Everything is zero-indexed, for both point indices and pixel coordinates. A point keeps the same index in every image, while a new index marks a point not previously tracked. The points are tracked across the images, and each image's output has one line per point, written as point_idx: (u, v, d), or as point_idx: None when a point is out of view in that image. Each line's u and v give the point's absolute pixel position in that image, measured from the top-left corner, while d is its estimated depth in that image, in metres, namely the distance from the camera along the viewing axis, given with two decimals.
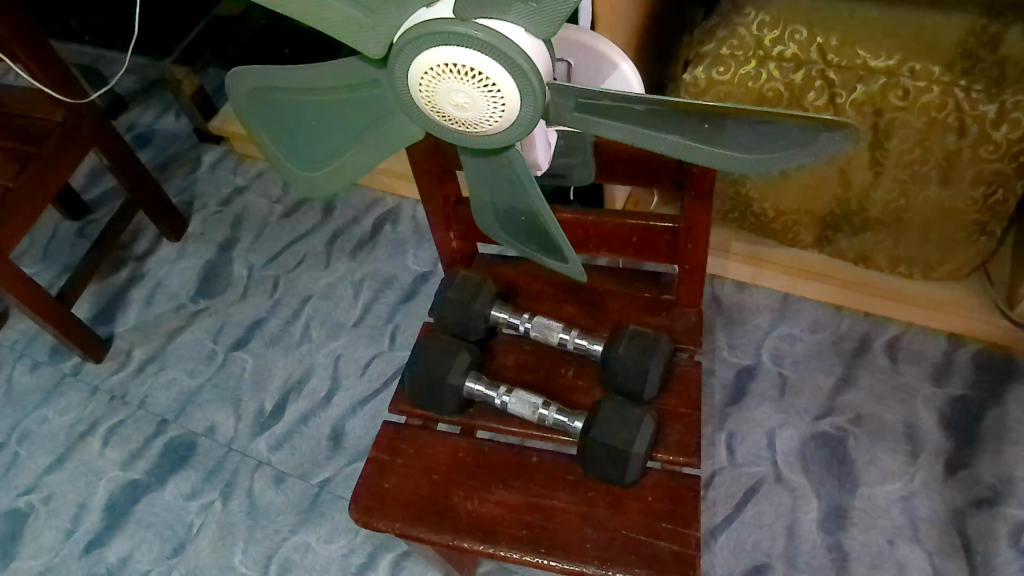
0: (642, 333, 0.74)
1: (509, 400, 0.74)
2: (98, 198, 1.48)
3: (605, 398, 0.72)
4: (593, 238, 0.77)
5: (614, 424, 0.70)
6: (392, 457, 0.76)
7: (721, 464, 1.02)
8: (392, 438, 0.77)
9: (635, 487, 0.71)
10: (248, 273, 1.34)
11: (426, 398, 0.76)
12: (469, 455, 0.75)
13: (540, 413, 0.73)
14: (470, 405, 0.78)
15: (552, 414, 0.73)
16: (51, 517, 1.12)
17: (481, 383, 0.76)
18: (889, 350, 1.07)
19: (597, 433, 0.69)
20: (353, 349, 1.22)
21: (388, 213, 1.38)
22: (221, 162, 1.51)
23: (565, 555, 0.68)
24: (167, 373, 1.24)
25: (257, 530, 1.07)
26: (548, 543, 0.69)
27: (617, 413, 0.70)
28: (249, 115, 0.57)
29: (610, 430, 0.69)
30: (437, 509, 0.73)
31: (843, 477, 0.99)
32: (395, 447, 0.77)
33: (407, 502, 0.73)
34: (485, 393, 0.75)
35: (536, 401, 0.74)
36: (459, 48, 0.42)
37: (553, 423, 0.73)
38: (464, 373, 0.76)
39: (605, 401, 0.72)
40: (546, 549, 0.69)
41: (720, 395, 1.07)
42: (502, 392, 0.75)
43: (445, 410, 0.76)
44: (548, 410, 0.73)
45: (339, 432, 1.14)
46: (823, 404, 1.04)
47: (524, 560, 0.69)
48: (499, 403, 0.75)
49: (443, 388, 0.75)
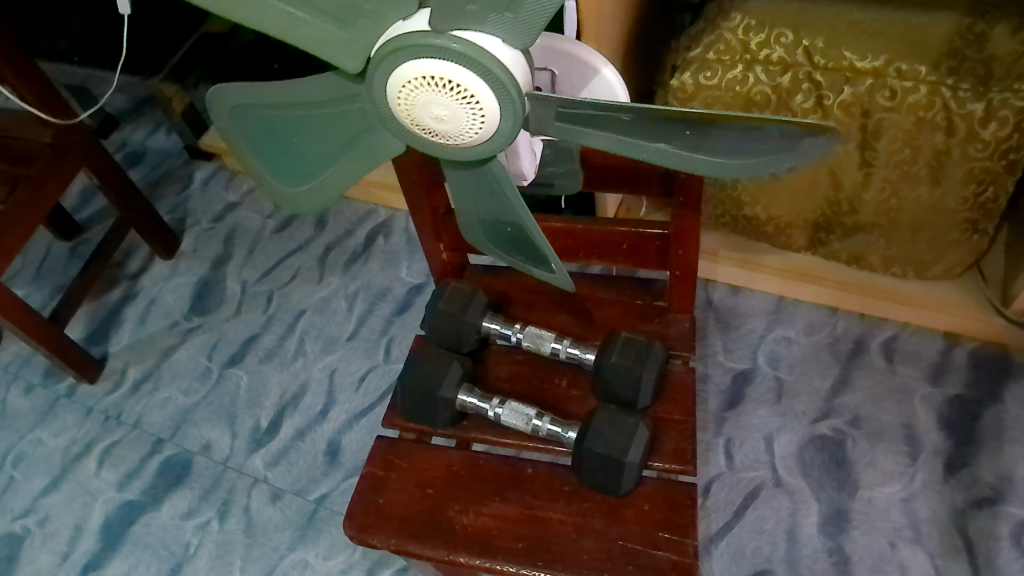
0: (634, 341, 0.74)
1: (502, 412, 0.74)
2: (90, 217, 1.48)
3: (598, 408, 0.72)
4: (583, 246, 0.77)
5: (608, 434, 0.69)
6: (388, 472, 0.75)
7: (719, 470, 1.01)
8: (387, 453, 0.76)
9: (631, 496, 0.71)
10: (241, 289, 1.34)
11: (416, 407, 0.75)
12: (464, 468, 0.75)
13: (533, 424, 0.73)
14: (463, 418, 0.77)
15: (545, 425, 0.73)
16: (47, 539, 1.11)
17: (473, 395, 0.75)
18: (885, 351, 1.07)
19: (591, 443, 0.69)
20: (349, 363, 1.22)
21: (381, 225, 1.38)
22: (213, 178, 1.51)
23: (563, 568, 0.68)
24: (163, 392, 1.24)
25: (255, 549, 1.06)
26: (545, 555, 0.69)
27: (611, 423, 0.70)
28: (232, 132, 0.56)
29: (605, 440, 0.69)
30: (433, 524, 0.72)
31: (842, 480, 0.98)
32: (389, 462, 0.76)
33: (402, 518, 0.72)
34: (476, 404, 0.75)
35: (529, 412, 0.73)
36: (436, 61, 0.42)
37: (547, 434, 0.73)
38: (456, 386, 0.75)
39: (598, 410, 0.71)
40: (543, 561, 0.68)
41: (715, 401, 1.07)
42: (494, 401, 0.75)
43: (439, 423, 0.76)
44: (542, 420, 0.73)
45: (335, 447, 1.13)
46: (820, 407, 1.04)
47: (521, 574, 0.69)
48: (492, 413, 0.74)
49: (433, 400, 0.74)
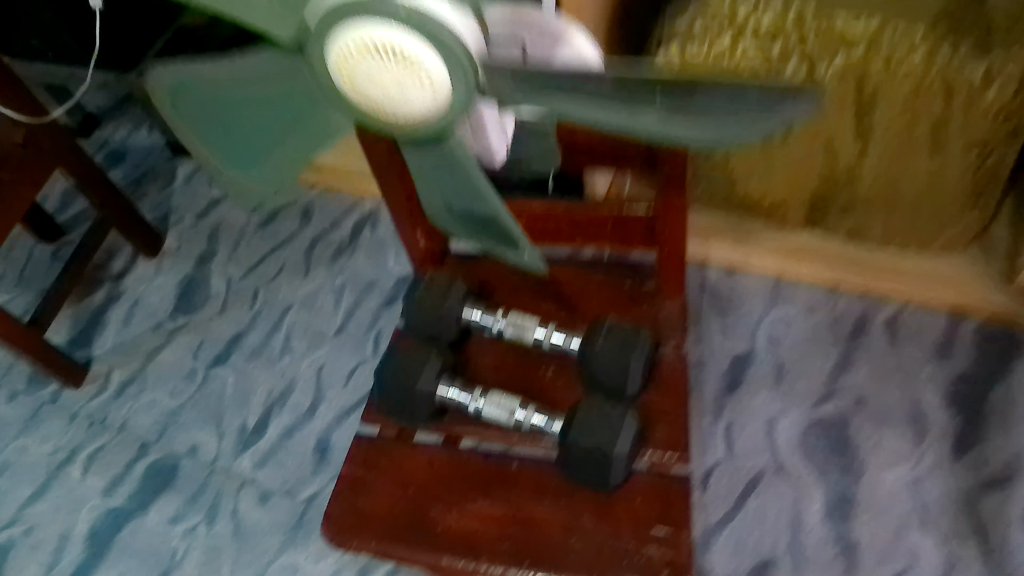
0: (620, 328, 0.70)
1: (484, 406, 0.71)
2: (72, 219, 1.44)
3: (584, 400, 0.68)
4: (567, 228, 0.74)
5: (593, 429, 0.66)
6: (366, 471, 0.72)
7: (719, 456, 0.98)
8: (365, 452, 0.73)
9: (622, 491, 0.67)
10: (226, 287, 1.30)
11: (393, 401, 0.72)
12: (446, 467, 0.71)
13: (516, 418, 0.69)
14: (444, 413, 0.73)
15: (528, 419, 0.69)
16: (33, 549, 1.08)
17: (453, 388, 0.72)
18: (888, 327, 1.03)
19: (576, 438, 0.66)
20: (337, 358, 1.19)
21: (367, 215, 1.34)
22: (196, 174, 1.47)
23: (550, 568, 0.65)
24: (148, 394, 1.21)
25: (245, 553, 1.03)
26: (532, 555, 0.66)
27: (597, 416, 0.66)
28: (170, 117, 0.53)
29: (590, 434, 0.65)
30: (413, 525, 0.69)
31: (846, 464, 0.95)
32: (368, 461, 0.73)
33: (381, 519, 0.70)
34: (457, 398, 0.71)
35: (512, 406, 0.70)
36: (376, 25, 0.39)
37: (530, 428, 0.70)
38: (435, 378, 0.71)
39: (584, 401, 0.68)
40: (530, 562, 0.66)
41: (714, 384, 1.03)
42: (476, 394, 0.71)
43: (418, 419, 0.72)
44: (525, 414, 0.70)
45: (324, 445, 1.11)
46: (822, 388, 1.00)
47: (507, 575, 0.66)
48: (475, 407, 0.71)
49: (410, 393, 0.71)
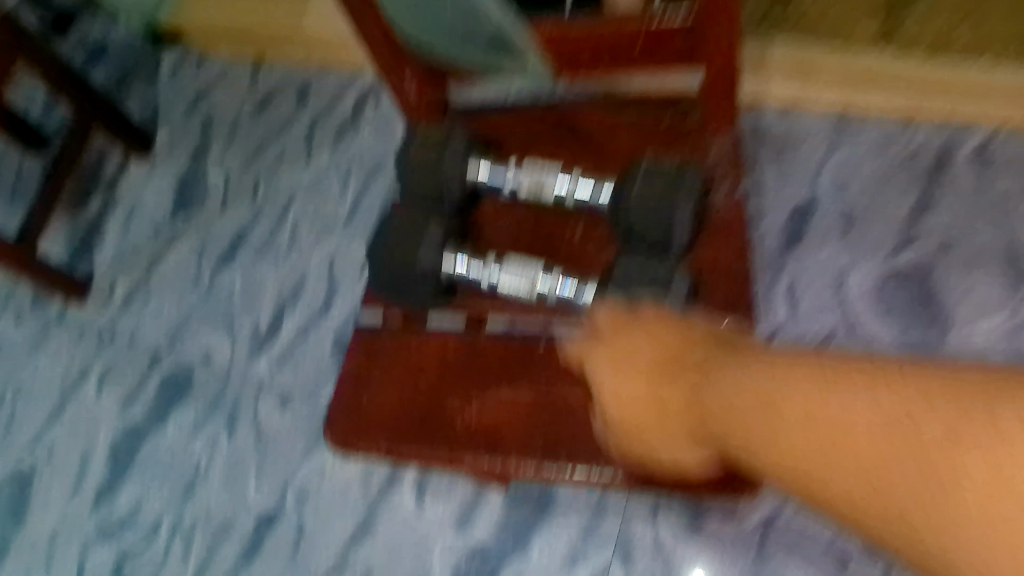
0: (664, 169, 0.65)
1: (498, 282, 0.70)
2: (57, 128, 1.32)
3: (619, 255, 0.68)
4: (591, 53, 0.64)
5: (638, 275, 0.65)
6: (372, 368, 0.73)
7: (781, 318, 0.86)
8: (369, 346, 0.74)
9: None
10: (225, 182, 1.19)
11: (399, 278, 0.70)
12: (460, 352, 0.72)
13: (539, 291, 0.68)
14: (457, 290, 0.73)
15: (553, 292, 0.68)
16: (57, 472, 1.02)
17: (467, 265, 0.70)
18: (979, 157, 0.87)
19: (617, 284, 0.66)
20: (347, 246, 1.09)
21: (369, 87, 1.18)
22: (179, 60, 1.31)
23: (583, 459, 0.66)
24: (154, 304, 1.13)
25: (268, 459, 0.94)
26: (567, 449, 0.67)
27: (640, 265, 0.65)
28: None
29: (633, 276, 0.65)
30: (429, 423, 0.70)
31: (932, 316, 0.83)
32: (374, 354, 0.73)
33: (393, 418, 0.71)
34: (474, 274, 0.70)
35: (532, 279, 0.68)
36: None
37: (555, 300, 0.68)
38: (441, 245, 0.69)
39: (623, 253, 0.67)
40: (565, 455, 0.67)
41: (774, 239, 0.90)
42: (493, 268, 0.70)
43: (429, 296, 0.71)
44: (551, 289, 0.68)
45: (345, 339, 1.02)
46: (901, 232, 0.87)
47: (536, 471, 0.67)
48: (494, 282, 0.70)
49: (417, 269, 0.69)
